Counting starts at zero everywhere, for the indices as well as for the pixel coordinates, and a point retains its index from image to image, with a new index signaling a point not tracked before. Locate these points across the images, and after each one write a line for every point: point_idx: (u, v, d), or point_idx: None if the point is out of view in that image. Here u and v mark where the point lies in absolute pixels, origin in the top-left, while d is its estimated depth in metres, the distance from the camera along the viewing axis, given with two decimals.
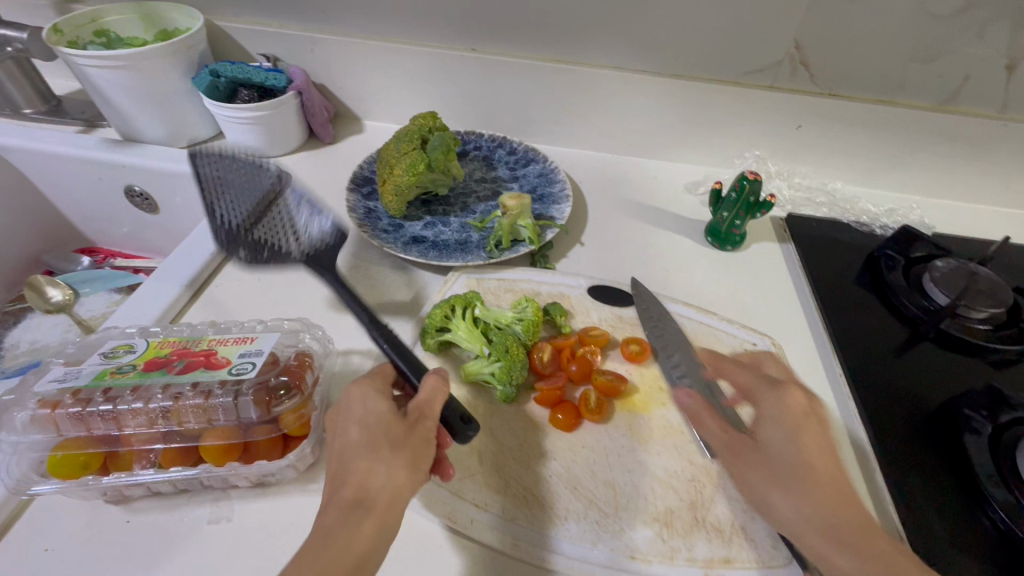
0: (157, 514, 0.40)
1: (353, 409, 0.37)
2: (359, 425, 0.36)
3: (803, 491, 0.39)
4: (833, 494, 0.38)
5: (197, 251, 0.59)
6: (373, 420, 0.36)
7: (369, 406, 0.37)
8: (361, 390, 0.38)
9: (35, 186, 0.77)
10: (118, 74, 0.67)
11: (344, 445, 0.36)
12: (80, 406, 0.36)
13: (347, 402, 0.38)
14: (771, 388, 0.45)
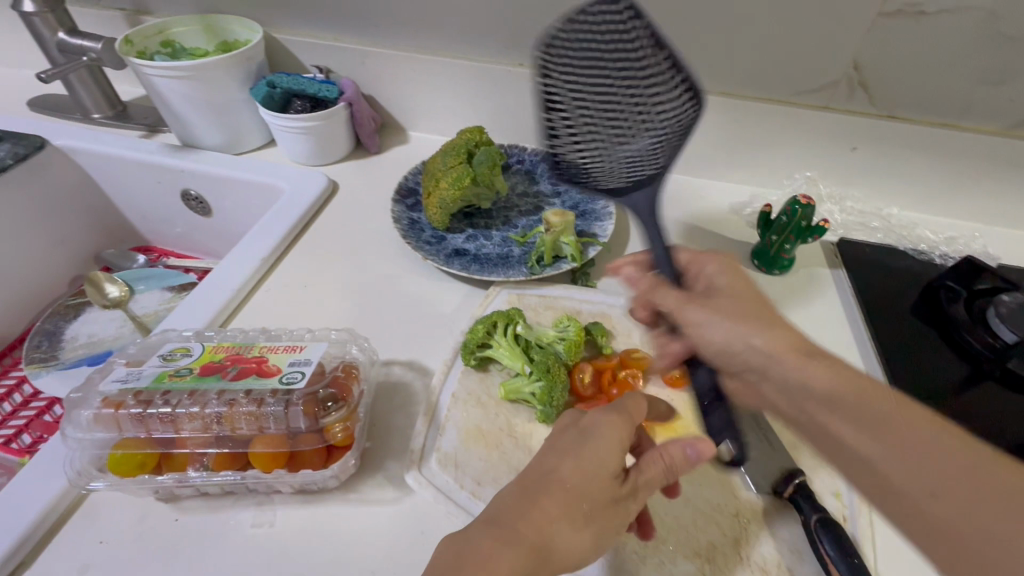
0: (205, 514, 0.41)
1: (595, 442, 0.36)
2: (580, 466, 0.36)
3: (763, 328, 0.41)
4: (791, 335, 0.40)
5: (248, 257, 0.61)
6: (593, 467, 0.36)
7: (609, 448, 0.36)
8: (619, 424, 0.37)
9: (100, 187, 0.81)
10: (182, 84, 0.70)
11: (549, 466, 0.36)
12: (141, 407, 0.37)
13: (601, 428, 0.37)
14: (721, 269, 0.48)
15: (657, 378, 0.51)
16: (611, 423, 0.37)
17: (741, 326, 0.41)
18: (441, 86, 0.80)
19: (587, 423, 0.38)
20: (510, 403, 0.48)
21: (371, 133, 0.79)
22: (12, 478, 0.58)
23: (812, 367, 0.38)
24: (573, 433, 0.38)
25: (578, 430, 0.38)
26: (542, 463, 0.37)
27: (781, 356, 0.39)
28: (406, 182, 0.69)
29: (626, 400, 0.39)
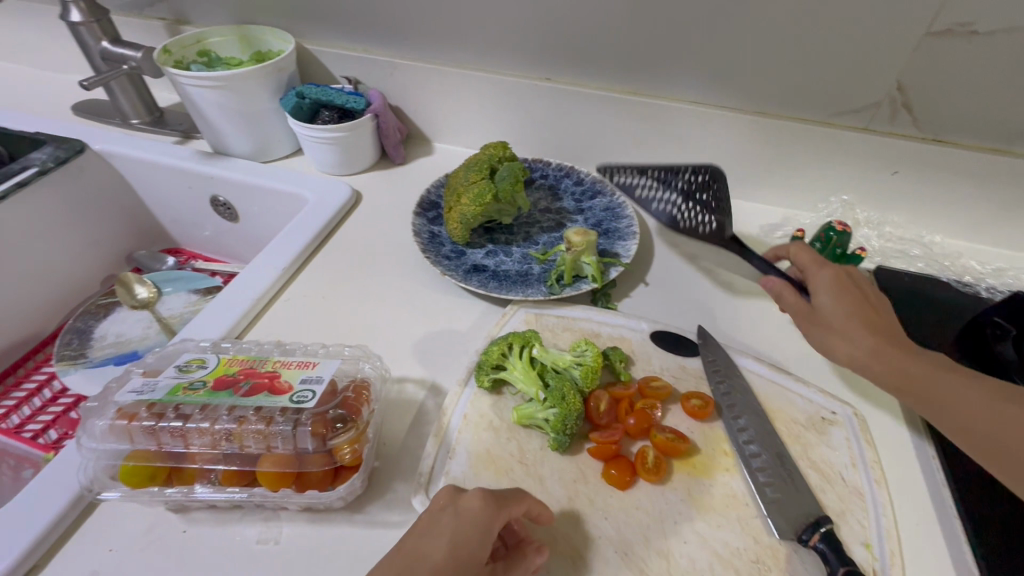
0: (212, 527, 0.41)
1: (467, 534, 0.36)
2: (454, 557, 0.35)
3: (855, 329, 0.46)
4: (881, 334, 0.45)
5: (268, 266, 0.61)
6: (466, 558, 0.35)
7: (479, 540, 0.36)
8: (491, 516, 0.37)
9: (134, 190, 0.84)
10: (215, 94, 0.72)
11: (424, 554, 0.35)
12: (152, 420, 0.37)
13: (472, 518, 0.36)
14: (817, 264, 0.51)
15: (677, 408, 0.49)
16: (483, 515, 0.37)
17: (837, 332, 0.46)
18: (467, 99, 0.80)
19: (460, 509, 0.37)
20: (523, 428, 0.47)
21: (396, 144, 0.79)
22: (36, 473, 0.59)
23: (894, 360, 0.44)
24: (447, 517, 0.37)
25: (455, 516, 0.37)
26: (412, 551, 0.35)
27: (869, 356, 0.45)
28: (428, 195, 0.69)
29: (500, 492, 0.39)
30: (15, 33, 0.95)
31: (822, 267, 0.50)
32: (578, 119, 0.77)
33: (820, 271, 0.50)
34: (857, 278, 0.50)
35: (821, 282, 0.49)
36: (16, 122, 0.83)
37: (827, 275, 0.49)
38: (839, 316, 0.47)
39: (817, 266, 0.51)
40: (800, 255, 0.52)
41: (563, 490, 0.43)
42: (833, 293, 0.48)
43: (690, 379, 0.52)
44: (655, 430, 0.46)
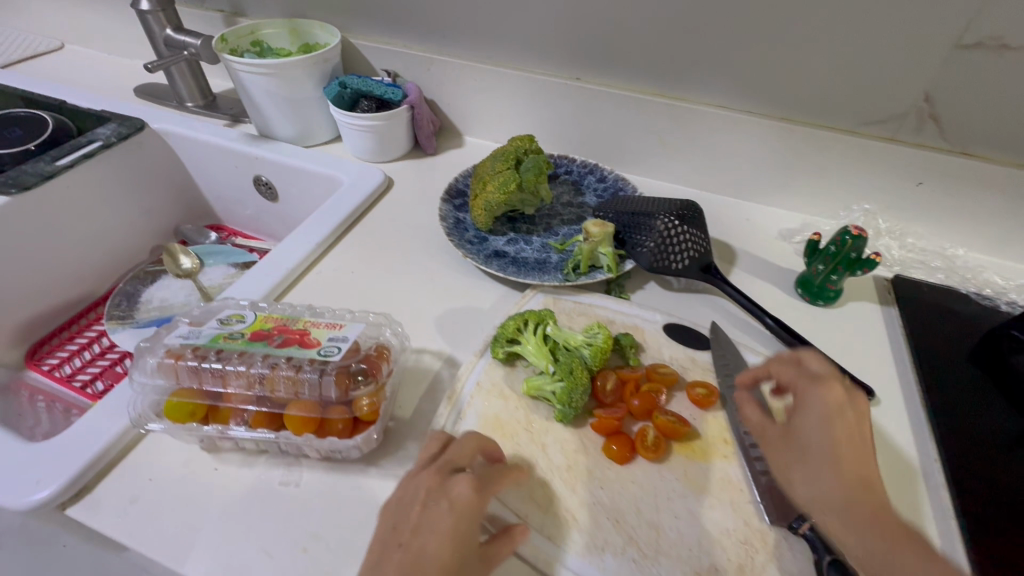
0: (239, 467, 0.45)
1: (463, 523, 0.37)
2: (454, 549, 0.36)
3: (824, 470, 0.37)
4: (852, 481, 0.37)
5: (302, 241, 0.65)
6: (465, 542, 0.37)
7: (473, 526, 0.37)
8: (480, 502, 0.38)
9: (186, 167, 0.90)
10: (265, 80, 0.77)
11: (426, 549, 0.36)
12: (198, 362, 0.41)
13: (464, 508, 0.38)
14: (812, 381, 0.41)
15: (681, 395, 0.51)
16: (474, 499, 0.38)
17: (802, 466, 0.39)
18: (499, 95, 0.83)
19: (452, 501, 0.38)
20: (531, 401, 0.50)
21: (428, 135, 0.83)
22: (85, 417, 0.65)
23: (858, 517, 0.35)
24: (439, 509, 0.38)
25: (449, 509, 0.37)
26: (412, 547, 0.36)
27: (827, 501, 0.37)
28: (455, 184, 0.73)
29: (485, 473, 0.40)
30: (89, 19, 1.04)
31: (815, 382, 0.41)
32: (605, 117, 0.80)
33: (811, 391, 0.40)
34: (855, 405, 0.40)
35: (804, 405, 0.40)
36: (87, 101, 0.91)
37: (819, 396, 0.40)
38: (813, 448, 0.39)
39: (808, 382, 0.41)
40: (781, 369, 0.43)
41: (563, 460, 0.46)
42: (813, 417, 0.40)
43: (697, 370, 0.53)
44: (658, 413, 0.48)
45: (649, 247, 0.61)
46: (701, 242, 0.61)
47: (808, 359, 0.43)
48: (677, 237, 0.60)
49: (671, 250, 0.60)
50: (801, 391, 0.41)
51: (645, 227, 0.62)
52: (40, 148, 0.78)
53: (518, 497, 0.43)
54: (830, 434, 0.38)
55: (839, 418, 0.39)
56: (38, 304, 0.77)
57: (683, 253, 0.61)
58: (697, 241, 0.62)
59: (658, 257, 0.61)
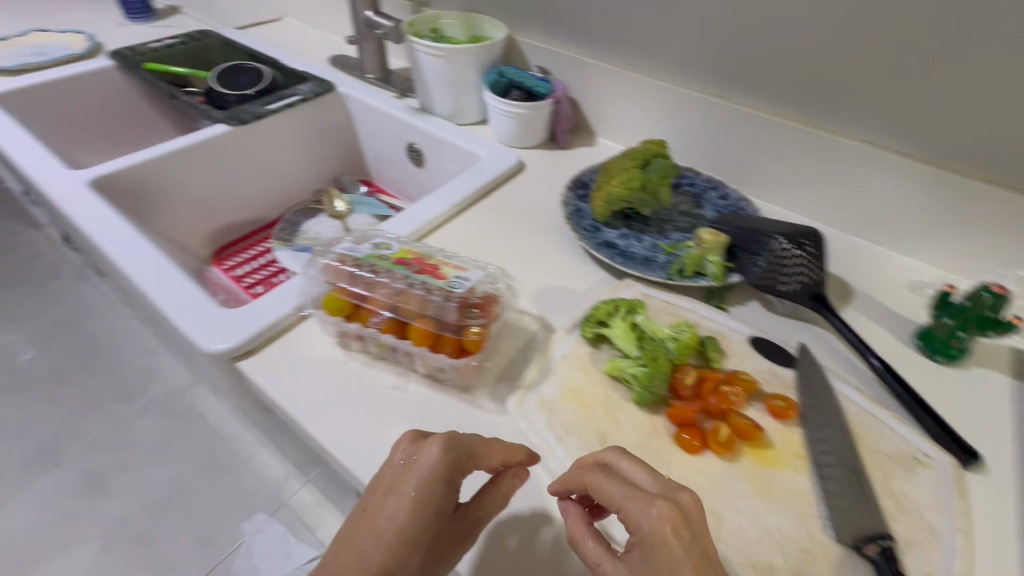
0: (363, 367, 0.54)
1: (431, 485, 0.42)
2: (414, 516, 0.41)
3: None
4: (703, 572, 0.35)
5: (439, 202, 0.74)
6: (436, 499, 0.42)
7: (441, 488, 0.42)
8: (449, 465, 0.42)
9: (355, 128, 1.05)
10: (439, 62, 0.88)
11: (395, 500, 0.42)
12: (355, 268, 0.52)
13: (432, 470, 0.42)
14: (626, 493, 0.38)
15: (760, 405, 0.51)
16: (438, 477, 0.42)
17: None
18: (639, 102, 0.87)
19: (421, 462, 0.42)
20: (611, 379, 0.53)
21: (565, 130, 0.90)
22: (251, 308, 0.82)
23: None
24: (411, 468, 0.42)
25: (418, 467, 0.42)
26: (386, 496, 0.42)
27: None
28: (581, 176, 0.78)
29: (459, 453, 0.43)
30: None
31: (632, 493, 0.38)
32: (740, 137, 0.81)
33: (631, 505, 0.37)
34: (692, 511, 0.36)
35: (635, 526, 0.36)
36: (296, 63, 1.10)
37: (639, 504, 0.37)
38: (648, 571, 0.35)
39: (627, 495, 0.38)
40: (593, 480, 0.40)
41: (635, 436, 0.49)
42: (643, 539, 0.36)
43: (779, 385, 0.54)
44: (734, 414, 0.49)
45: (759, 265, 0.62)
46: (816, 269, 0.61)
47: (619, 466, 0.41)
48: (792, 260, 0.61)
49: (780, 272, 0.61)
50: (622, 509, 0.38)
51: (759, 245, 0.62)
52: (257, 94, 0.97)
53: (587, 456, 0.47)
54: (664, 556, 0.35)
55: (671, 525, 0.35)
56: (228, 216, 0.96)
57: (793, 277, 0.61)
58: (812, 269, 0.61)
59: (767, 275, 0.61)
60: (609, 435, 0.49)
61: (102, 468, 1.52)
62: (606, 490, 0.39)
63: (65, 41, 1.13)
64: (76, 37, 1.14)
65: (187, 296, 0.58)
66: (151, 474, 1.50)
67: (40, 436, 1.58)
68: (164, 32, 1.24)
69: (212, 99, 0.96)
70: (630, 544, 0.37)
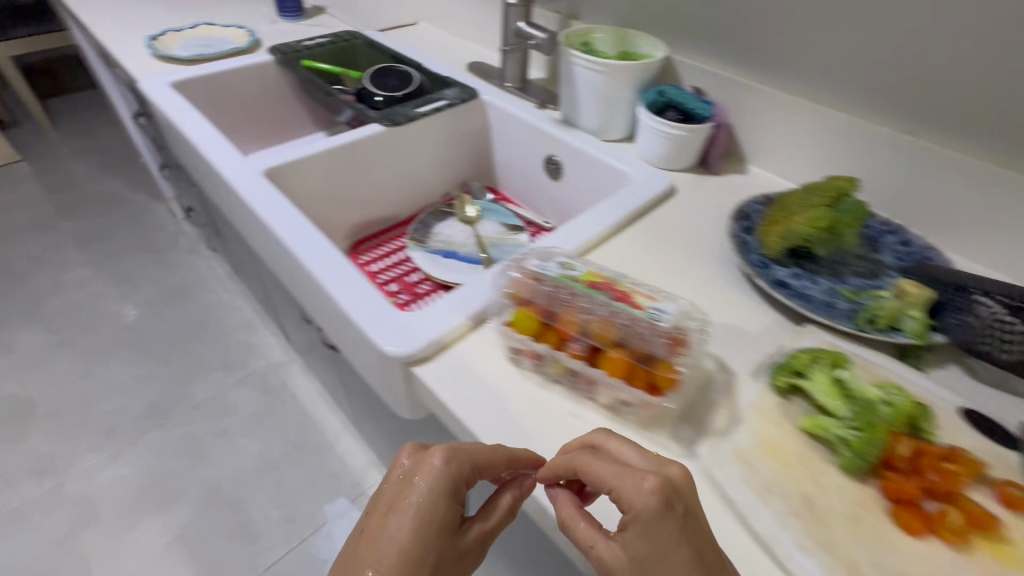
0: (538, 388, 0.52)
1: (433, 496, 0.47)
2: (418, 527, 0.47)
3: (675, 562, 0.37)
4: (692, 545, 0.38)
5: (597, 221, 0.73)
6: (439, 510, 0.48)
7: (441, 499, 0.48)
8: (449, 477, 0.47)
9: (491, 135, 1.06)
10: (596, 77, 0.87)
11: (404, 511, 0.47)
12: (550, 288, 0.52)
13: (433, 483, 0.47)
14: (622, 472, 0.41)
15: (988, 491, 0.45)
16: (441, 487, 0.47)
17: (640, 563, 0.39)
18: (807, 132, 0.82)
19: (422, 475, 0.48)
20: (809, 437, 0.49)
21: (719, 155, 0.86)
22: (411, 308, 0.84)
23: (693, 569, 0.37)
24: (415, 481, 0.48)
25: (421, 480, 0.48)
26: (396, 509, 0.48)
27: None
28: (746, 207, 0.74)
29: (457, 466, 0.47)
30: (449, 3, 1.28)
31: (627, 472, 0.41)
32: None
33: (629, 485, 0.40)
34: (681, 483, 0.40)
35: (629, 503, 0.40)
36: (438, 68, 1.12)
37: (635, 482, 0.40)
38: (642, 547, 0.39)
39: (621, 473, 0.41)
40: (584, 461, 0.43)
41: (844, 506, 0.44)
42: (644, 520, 0.39)
43: (1007, 469, 0.47)
44: (962, 497, 0.44)
45: (971, 327, 0.55)
46: None
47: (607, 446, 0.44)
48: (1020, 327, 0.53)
49: (1000, 337, 0.54)
50: (618, 489, 0.40)
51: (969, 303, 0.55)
52: (404, 97, 1.00)
53: (792, 521, 0.43)
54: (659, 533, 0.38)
55: (665, 501, 0.38)
56: (366, 212, 0.98)
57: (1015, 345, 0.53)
58: None
59: (981, 340, 0.55)
60: (815, 500, 0.44)
61: (200, 432, 1.60)
62: (600, 471, 0.42)
63: (232, 35, 1.21)
64: (240, 31, 1.22)
65: (368, 301, 0.59)
66: (243, 445, 1.57)
67: (148, 395, 1.68)
68: (313, 31, 1.30)
69: (364, 98, 1.00)
70: (625, 522, 0.40)
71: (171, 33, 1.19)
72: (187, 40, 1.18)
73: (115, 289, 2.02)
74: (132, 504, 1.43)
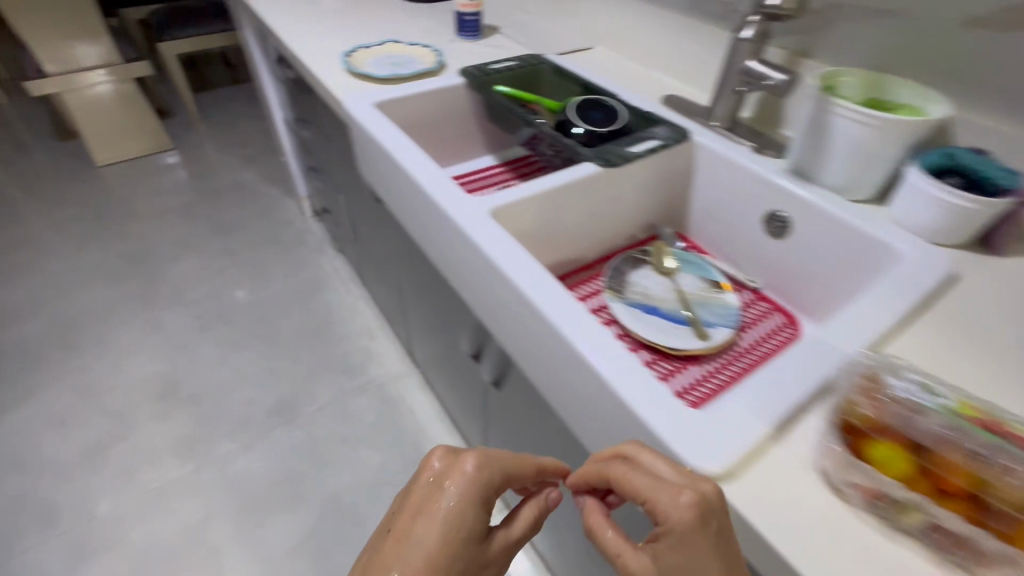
0: (886, 544, 0.44)
1: (467, 500, 0.58)
2: (448, 525, 0.56)
3: (699, 561, 0.42)
4: (716, 552, 0.42)
5: (884, 308, 0.62)
6: (472, 520, 0.58)
7: (474, 506, 0.58)
8: (476, 478, 0.59)
9: (695, 179, 0.97)
10: (862, 130, 0.75)
11: (440, 515, 0.57)
12: (941, 427, 0.43)
13: (471, 488, 0.58)
14: (658, 482, 0.45)
15: None
16: (474, 486, 0.58)
17: (663, 561, 0.45)
18: None
19: (459, 480, 0.58)
20: None
21: (1010, 234, 0.72)
22: (691, 402, 0.73)
23: (695, 556, 0.42)
24: (452, 488, 0.58)
25: (458, 485, 0.58)
26: (427, 512, 0.57)
27: None
28: None
29: (488, 473, 0.59)
30: (640, 29, 1.20)
31: (661, 483, 0.45)
32: None
33: (657, 494, 0.44)
34: (715, 499, 0.43)
35: (664, 517, 0.44)
36: (635, 101, 1.05)
37: (665, 495, 0.44)
38: (673, 553, 0.44)
39: (653, 483, 0.45)
40: (621, 472, 0.48)
41: None
42: (666, 512, 0.43)
43: None
44: None
45: None
46: None
47: (637, 456, 0.49)
48: None
49: None
50: (648, 496, 0.45)
51: None
52: (608, 133, 0.92)
53: None
54: (701, 549, 0.42)
55: (700, 517, 0.42)
56: (562, 254, 0.92)
57: None
58: None
59: None
60: None
61: (324, 436, 1.62)
62: (631, 479, 0.47)
63: (418, 54, 1.20)
64: (425, 50, 1.21)
65: (645, 379, 0.55)
66: (365, 456, 1.58)
67: (278, 390, 1.73)
68: (492, 51, 1.27)
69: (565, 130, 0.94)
70: (661, 533, 0.45)
71: (360, 49, 1.20)
72: (378, 58, 1.18)
73: (250, 281, 2.12)
74: (261, 501, 1.47)
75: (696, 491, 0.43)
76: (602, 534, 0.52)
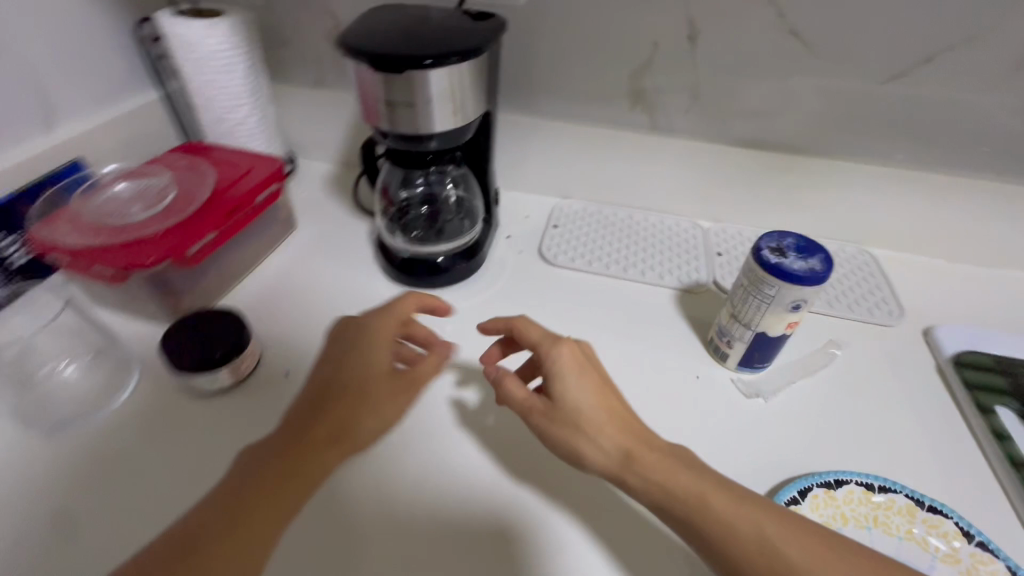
0: None
1: (360, 353, 0.46)
2: (337, 369, 0.45)
3: (580, 396, 0.46)
4: (601, 388, 0.47)
5: None
6: (368, 369, 0.45)
7: (374, 355, 0.46)
8: (386, 334, 0.48)
9: None
10: None
11: (316, 384, 0.45)
12: None
13: (364, 331, 0.48)
14: (552, 342, 0.49)
15: None
16: (383, 325, 0.49)
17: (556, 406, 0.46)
18: None
19: (361, 328, 0.48)
20: None
21: None
22: None
23: (591, 392, 0.47)
24: (350, 347, 0.47)
25: (355, 331, 0.48)
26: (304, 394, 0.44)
27: (563, 408, 0.46)
28: None
29: (370, 326, 0.48)
30: (982, 222, 0.69)
31: (558, 342, 0.49)
32: None
33: (557, 346, 0.49)
34: (590, 352, 0.50)
35: (549, 361, 0.48)
36: None
37: (563, 349, 0.49)
38: (559, 393, 0.47)
39: (549, 341, 0.50)
40: (509, 325, 0.52)
41: None
42: (558, 364, 0.48)
43: None
44: None
45: None
46: None
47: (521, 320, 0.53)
48: None
49: None
50: (544, 350, 0.49)
51: None
52: None
53: None
54: (587, 393, 0.46)
55: (581, 361, 0.48)
56: None
57: None
58: None
59: None
60: None
61: None
62: (507, 327, 0.52)
63: (860, 522, 0.44)
64: (852, 494, 0.45)
65: None
66: None
67: None
68: (850, 378, 0.58)
69: None
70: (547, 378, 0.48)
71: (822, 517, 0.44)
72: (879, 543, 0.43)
73: None
74: None
75: (576, 345, 0.50)
76: (499, 387, 0.49)
